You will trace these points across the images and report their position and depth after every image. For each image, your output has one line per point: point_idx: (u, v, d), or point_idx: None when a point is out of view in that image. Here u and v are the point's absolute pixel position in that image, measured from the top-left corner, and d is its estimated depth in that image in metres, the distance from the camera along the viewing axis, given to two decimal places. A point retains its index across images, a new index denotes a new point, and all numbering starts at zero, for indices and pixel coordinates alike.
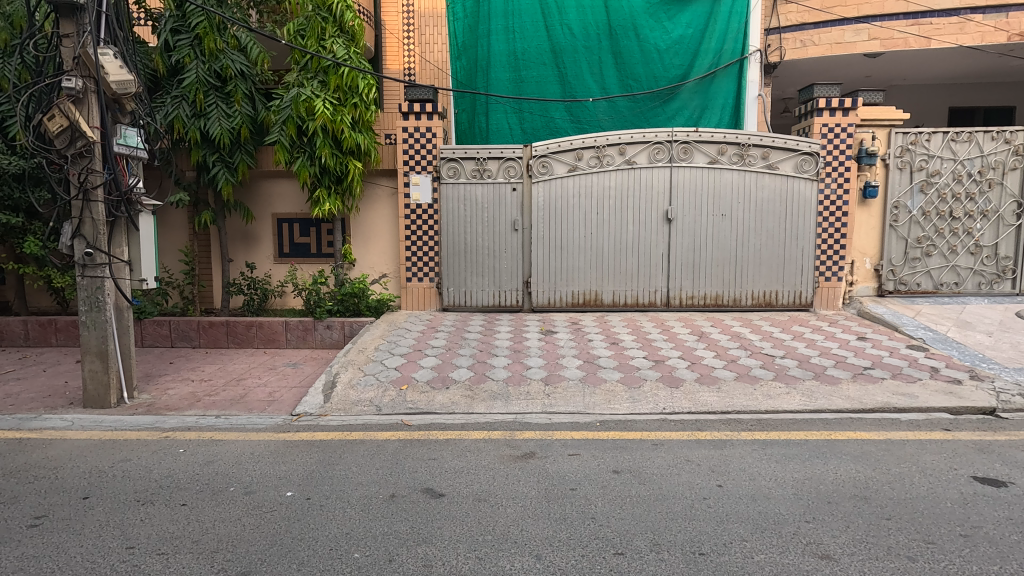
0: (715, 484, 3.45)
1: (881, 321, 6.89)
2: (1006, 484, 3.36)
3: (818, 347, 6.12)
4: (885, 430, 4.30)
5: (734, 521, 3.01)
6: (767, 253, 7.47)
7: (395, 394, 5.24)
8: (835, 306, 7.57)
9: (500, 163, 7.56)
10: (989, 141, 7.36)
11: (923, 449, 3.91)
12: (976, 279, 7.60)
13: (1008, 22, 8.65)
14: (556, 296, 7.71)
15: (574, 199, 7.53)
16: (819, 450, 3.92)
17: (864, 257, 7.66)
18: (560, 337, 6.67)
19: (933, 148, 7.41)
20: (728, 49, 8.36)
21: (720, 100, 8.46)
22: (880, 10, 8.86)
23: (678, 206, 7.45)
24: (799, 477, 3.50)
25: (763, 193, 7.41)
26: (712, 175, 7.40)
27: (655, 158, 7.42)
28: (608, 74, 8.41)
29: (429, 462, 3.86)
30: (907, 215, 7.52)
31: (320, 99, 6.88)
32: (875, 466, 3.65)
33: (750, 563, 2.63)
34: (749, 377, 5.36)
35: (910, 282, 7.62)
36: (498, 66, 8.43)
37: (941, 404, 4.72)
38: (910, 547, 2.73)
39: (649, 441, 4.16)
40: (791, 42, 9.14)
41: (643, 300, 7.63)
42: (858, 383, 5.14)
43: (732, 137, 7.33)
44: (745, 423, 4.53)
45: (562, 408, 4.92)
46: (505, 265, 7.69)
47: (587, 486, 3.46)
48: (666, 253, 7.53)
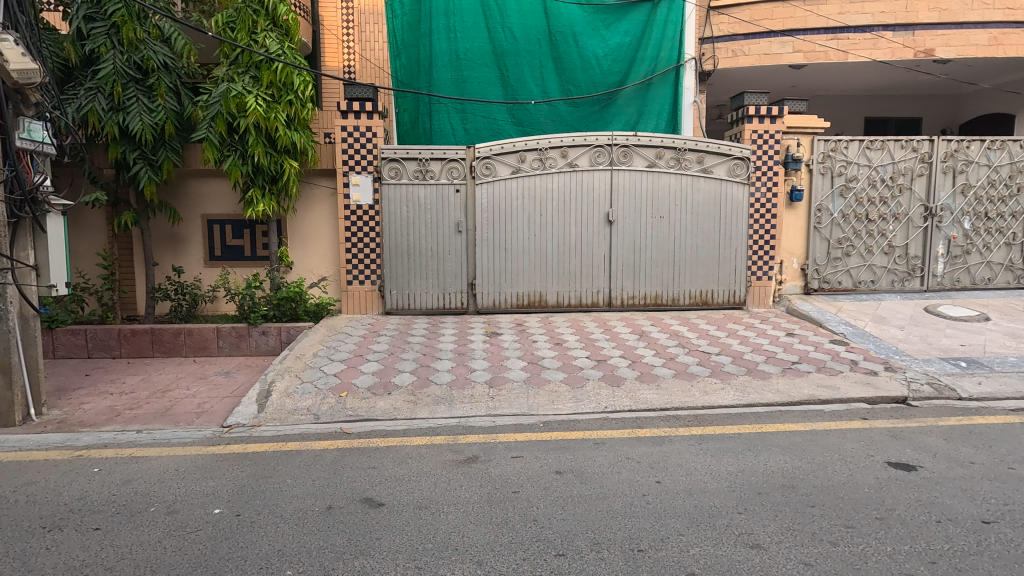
0: (654, 480, 3.54)
1: (808, 317, 7.30)
2: (916, 468, 3.61)
3: (751, 344, 6.40)
4: (810, 421, 4.54)
5: (673, 516, 3.08)
6: (704, 253, 7.75)
7: (334, 401, 5.07)
8: (766, 305, 7.95)
9: (442, 164, 7.49)
10: (899, 150, 7.93)
11: (844, 439, 4.14)
12: (890, 277, 8.16)
13: (915, 40, 9.34)
14: (501, 297, 7.70)
15: (518, 200, 7.55)
16: (751, 443, 4.09)
17: (792, 257, 8.10)
18: (505, 339, 6.65)
19: (851, 156, 7.91)
20: (664, 57, 8.64)
21: (658, 106, 8.72)
22: (803, 24, 9.39)
23: (619, 208, 7.61)
24: (732, 471, 3.63)
25: (699, 196, 7.67)
26: (650, 177, 7.61)
27: (595, 160, 7.55)
28: (549, 78, 8.49)
29: (369, 471, 3.75)
30: (829, 217, 7.99)
31: (252, 95, 6.56)
32: (802, 456, 3.84)
33: (687, 557, 2.70)
34: (686, 374, 5.53)
35: (833, 280, 8.12)
36: (441, 66, 8.36)
37: (860, 394, 5.04)
38: (832, 532, 2.88)
39: (591, 441, 4.21)
40: (724, 51, 9.53)
41: (586, 301, 7.75)
42: (787, 378, 5.41)
43: (669, 141, 7.56)
44: (683, 419, 4.67)
45: (506, 411, 4.90)
46: (449, 266, 7.62)
47: (530, 488, 3.46)
48: (608, 255, 7.68)
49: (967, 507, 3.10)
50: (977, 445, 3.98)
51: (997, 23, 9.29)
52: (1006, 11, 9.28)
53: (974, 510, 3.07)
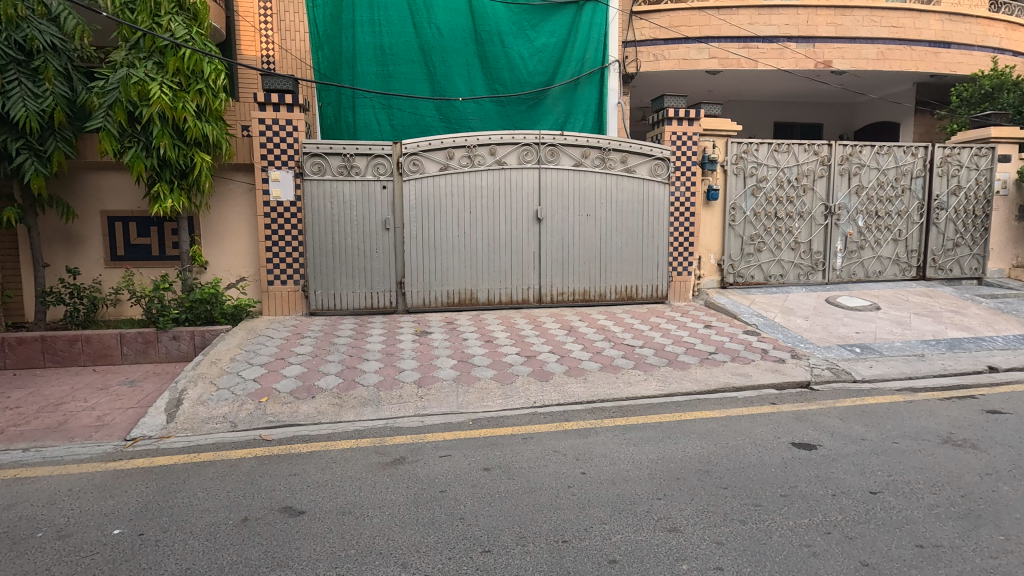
0: (579, 471, 3.62)
1: (724, 309, 7.72)
2: (816, 447, 3.91)
3: (672, 336, 6.70)
4: (725, 407, 4.81)
5: (596, 506, 3.17)
6: (628, 250, 8.01)
7: (252, 407, 4.82)
8: (686, 298, 8.36)
9: (368, 160, 7.30)
10: (803, 153, 8.54)
11: (754, 423, 4.42)
12: (796, 271, 8.78)
13: (815, 52, 10.10)
14: (430, 296, 7.61)
15: (446, 197, 7.49)
16: (671, 431, 4.28)
17: (709, 253, 8.53)
18: (434, 337, 6.59)
19: (761, 158, 8.44)
20: (590, 58, 8.83)
21: (584, 106, 8.92)
22: (717, 32, 9.92)
23: (547, 206, 7.72)
24: (652, 458, 3.78)
25: (623, 195, 7.92)
26: (577, 176, 7.77)
27: (523, 159, 7.62)
28: (476, 76, 8.48)
29: (289, 479, 3.60)
30: (742, 215, 8.48)
31: (156, 82, 6.10)
32: (716, 441, 4.06)
33: (609, 544, 2.79)
34: (611, 367, 5.72)
35: (746, 274, 8.64)
36: (365, 59, 8.17)
37: (769, 380, 5.40)
38: (741, 511, 3.06)
39: (519, 435, 4.26)
40: (646, 55, 9.94)
41: (517, 298, 7.82)
42: (704, 367, 5.71)
43: (595, 141, 7.75)
44: (608, 411, 4.81)
45: (435, 410, 4.85)
46: (376, 264, 7.44)
47: (457, 486, 3.45)
48: (537, 252, 7.77)
49: (858, 480, 3.39)
50: (868, 423, 4.36)
51: (884, 39, 10.21)
52: (891, 29, 10.20)
53: (862, 482, 3.36)
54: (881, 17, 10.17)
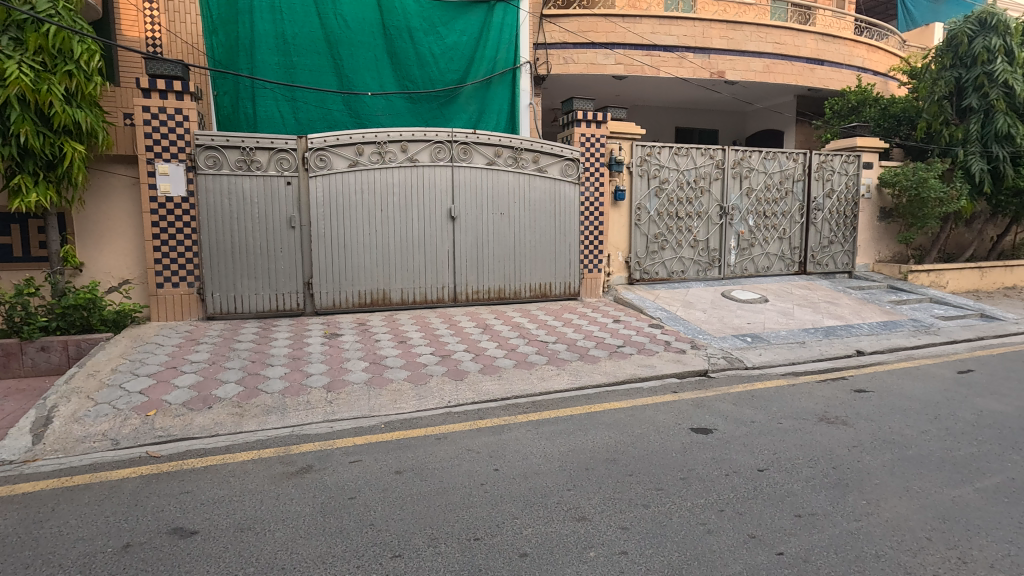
0: (492, 468, 3.64)
1: (632, 304, 8.09)
2: (712, 431, 4.20)
3: (583, 331, 6.92)
4: (631, 398, 5.04)
5: (508, 501, 3.20)
6: (541, 249, 8.17)
7: (138, 422, 4.41)
8: (597, 295, 8.66)
9: (270, 154, 6.90)
10: (700, 156, 9.12)
11: (657, 412, 4.66)
12: (696, 267, 9.37)
13: (710, 62, 10.83)
14: (341, 297, 7.34)
15: (356, 195, 7.25)
16: (582, 423, 4.42)
17: (618, 251, 8.90)
18: (345, 339, 6.36)
19: (663, 160, 8.92)
20: (501, 58, 8.89)
21: (497, 106, 8.97)
22: (622, 39, 10.36)
23: (460, 205, 7.69)
24: (563, 451, 3.88)
25: (535, 194, 8.06)
26: (490, 175, 7.80)
27: (436, 156, 7.54)
28: (386, 71, 8.28)
29: (180, 497, 3.32)
30: (647, 215, 8.93)
31: (13, 61, 5.39)
32: (623, 431, 4.24)
33: (520, 538, 2.82)
34: (525, 363, 5.81)
35: (652, 271, 9.10)
36: (265, 48, 7.73)
37: (672, 370, 5.73)
38: (644, 496, 3.22)
39: (433, 436, 4.21)
40: (556, 58, 10.19)
41: (432, 297, 7.73)
42: (613, 360, 5.96)
43: (507, 141, 7.82)
44: (522, 407, 4.88)
45: (345, 414, 4.68)
46: (281, 265, 7.06)
47: (366, 492, 3.34)
48: (451, 250, 7.72)
49: (748, 459, 3.68)
50: (756, 407, 4.75)
51: (769, 54, 11.15)
52: (774, 44, 11.16)
53: (751, 461, 3.66)
54: (766, 33, 11.10)
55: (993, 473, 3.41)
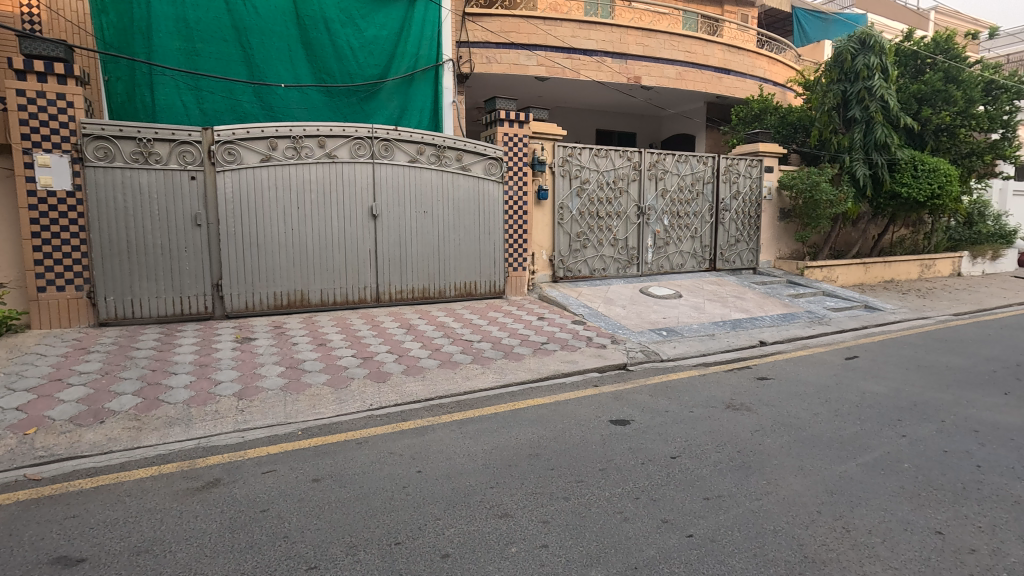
0: (415, 470, 3.59)
1: (556, 302, 8.25)
2: (629, 422, 4.36)
3: (507, 329, 6.97)
4: (554, 393, 5.14)
5: (430, 503, 3.16)
6: (466, 247, 8.14)
7: (15, 442, 3.95)
8: (522, 293, 8.75)
9: (170, 147, 6.41)
10: (619, 158, 9.45)
11: (579, 406, 4.78)
12: (616, 264, 9.70)
13: (628, 67, 11.25)
14: (254, 299, 6.95)
15: (270, 192, 6.90)
16: (506, 420, 4.45)
17: (541, 249, 9.04)
18: (258, 344, 6.02)
19: (584, 161, 9.16)
20: (423, 55, 8.76)
21: (419, 103, 8.82)
22: (544, 41, 10.52)
23: (382, 202, 7.51)
24: (487, 449, 3.88)
25: (459, 193, 8.01)
26: (412, 173, 7.67)
27: (356, 153, 7.31)
28: (300, 63, 7.93)
29: (64, 523, 3.01)
30: (569, 214, 9.14)
31: None
32: (546, 426, 4.31)
33: (442, 539, 2.80)
34: (450, 363, 5.78)
35: (574, 269, 9.33)
36: (163, 32, 7.18)
37: (593, 365, 5.91)
38: (565, 489, 3.30)
39: (353, 441, 4.08)
40: (479, 57, 10.21)
41: (353, 298, 7.49)
42: (537, 357, 6.06)
43: (429, 138, 7.73)
44: (446, 407, 4.84)
45: (258, 423, 4.43)
46: (186, 265, 6.59)
47: (281, 503, 3.19)
48: (373, 249, 7.52)
49: (662, 447, 3.87)
50: (670, 397, 4.99)
51: (681, 61, 11.74)
52: (686, 53, 11.76)
53: (665, 449, 3.84)
54: (678, 42, 11.67)
55: (873, 449, 3.78)
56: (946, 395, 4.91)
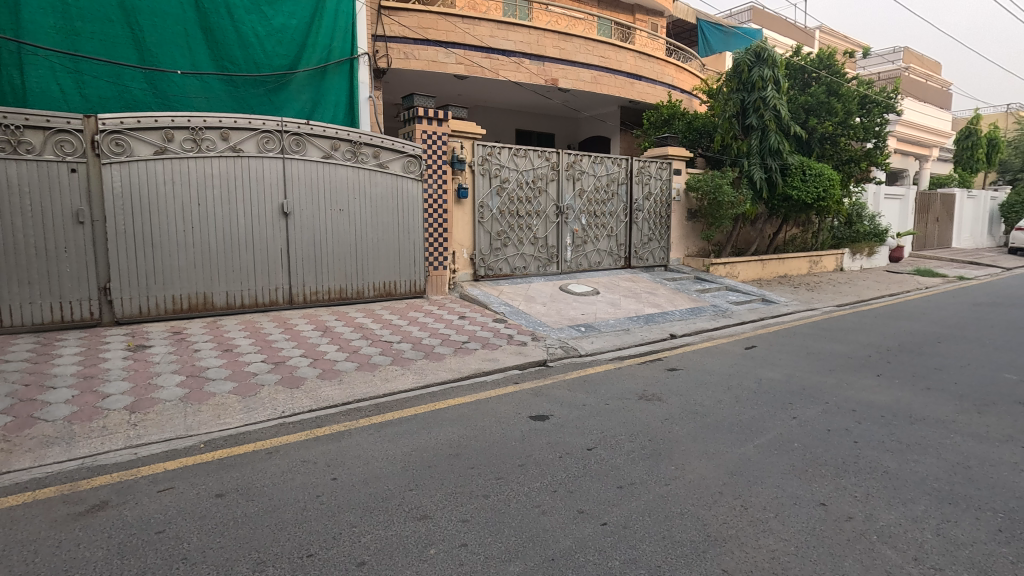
0: (330, 477, 3.46)
1: (477, 300, 8.25)
2: (548, 417, 4.46)
3: (428, 329, 6.89)
4: (475, 392, 5.15)
5: (346, 510, 3.06)
6: (384, 246, 7.95)
7: None
8: (444, 292, 8.67)
9: (45, 136, 5.79)
10: (538, 158, 9.61)
11: (499, 404, 4.81)
12: (536, 262, 9.86)
13: (545, 70, 11.46)
14: (150, 303, 6.41)
15: (166, 187, 6.39)
16: (426, 421, 4.39)
17: (462, 248, 9.02)
18: (154, 351, 5.55)
19: (503, 160, 9.22)
20: (337, 46, 8.43)
21: (333, 97, 8.51)
22: (462, 39, 10.49)
23: (294, 199, 7.16)
24: (406, 451, 3.82)
25: (376, 191, 7.80)
26: (326, 169, 7.38)
27: (263, 147, 6.92)
28: (199, 49, 7.41)
29: None
30: (489, 213, 9.17)
31: None
32: (466, 425, 4.31)
33: (359, 546, 2.72)
34: (368, 365, 5.62)
35: (495, 267, 9.37)
36: (34, 6, 6.44)
37: (514, 362, 5.97)
38: (485, 486, 3.31)
39: (262, 451, 3.86)
40: (396, 52, 10.03)
41: (263, 300, 7.09)
42: (458, 356, 6.04)
43: (344, 134, 7.46)
44: (363, 410, 4.70)
45: (153, 437, 4.07)
46: (67, 267, 5.97)
47: (180, 522, 2.96)
48: (284, 249, 7.15)
49: (579, 440, 3.98)
50: (587, 391, 5.15)
51: (596, 66, 12.13)
52: (600, 58, 12.17)
53: (582, 441, 3.95)
54: (593, 47, 12.05)
55: (768, 431, 4.11)
56: (830, 378, 5.43)
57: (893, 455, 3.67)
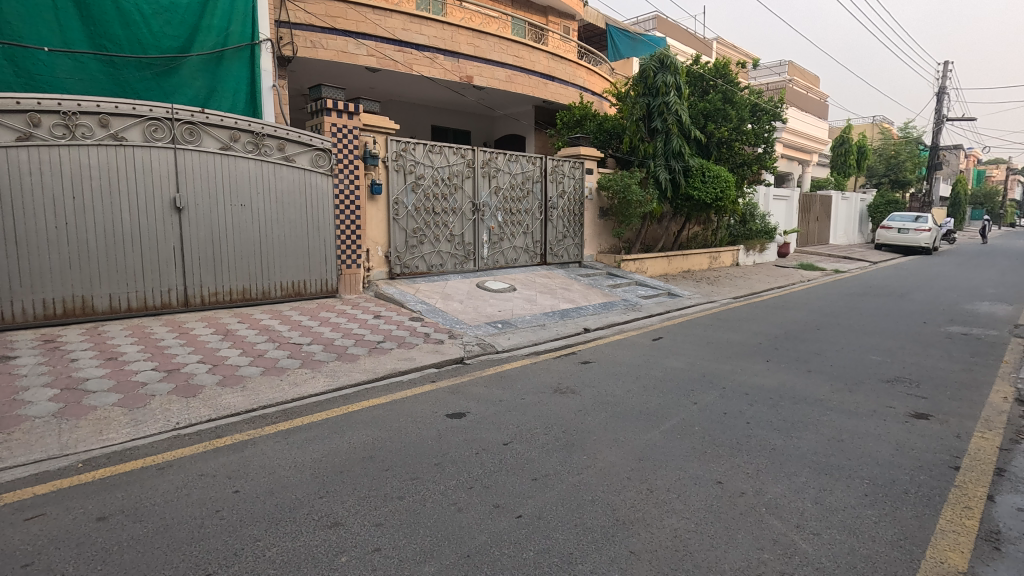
0: (232, 490, 3.24)
1: (393, 299, 8.06)
2: (465, 414, 4.45)
3: (341, 329, 6.65)
4: (390, 392, 5.03)
5: (249, 524, 2.88)
6: (291, 244, 7.55)
7: None
8: (357, 291, 8.38)
9: None
10: (453, 155, 9.54)
11: (415, 403, 4.74)
12: (453, 259, 9.80)
13: (459, 66, 11.41)
14: (15, 308, 5.69)
15: (33, 177, 5.71)
16: (338, 425, 4.24)
17: (376, 245, 8.77)
18: (21, 362, 4.93)
19: (417, 156, 9.06)
20: (236, 31, 7.91)
21: (232, 84, 7.99)
22: (373, 30, 10.20)
23: (187, 193, 6.62)
24: (316, 457, 3.66)
25: (282, 185, 7.40)
26: (225, 161, 6.89)
27: (151, 136, 6.36)
28: (72, 25, 6.75)
29: None
30: (404, 210, 8.98)
31: None
32: (381, 427, 4.21)
33: (262, 561, 2.58)
34: (275, 369, 5.33)
35: (411, 265, 9.22)
36: None
37: (430, 361, 5.91)
38: (399, 488, 3.25)
39: (153, 467, 3.55)
40: (302, 40, 9.57)
41: (154, 303, 6.50)
42: (372, 357, 5.88)
43: (244, 124, 7.01)
44: (270, 417, 4.45)
45: (20, 460, 3.61)
46: None
47: (52, 552, 2.64)
48: (178, 247, 6.60)
49: (495, 435, 4.02)
50: (504, 386, 5.21)
51: (510, 65, 12.24)
52: (514, 57, 12.29)
53: (498, 437, 3.99)
54: (507, 46, 12.15)
55: (672, 416, 4.36)
56: (726, 365, 5.86)
57: (780, 433, 4.02)
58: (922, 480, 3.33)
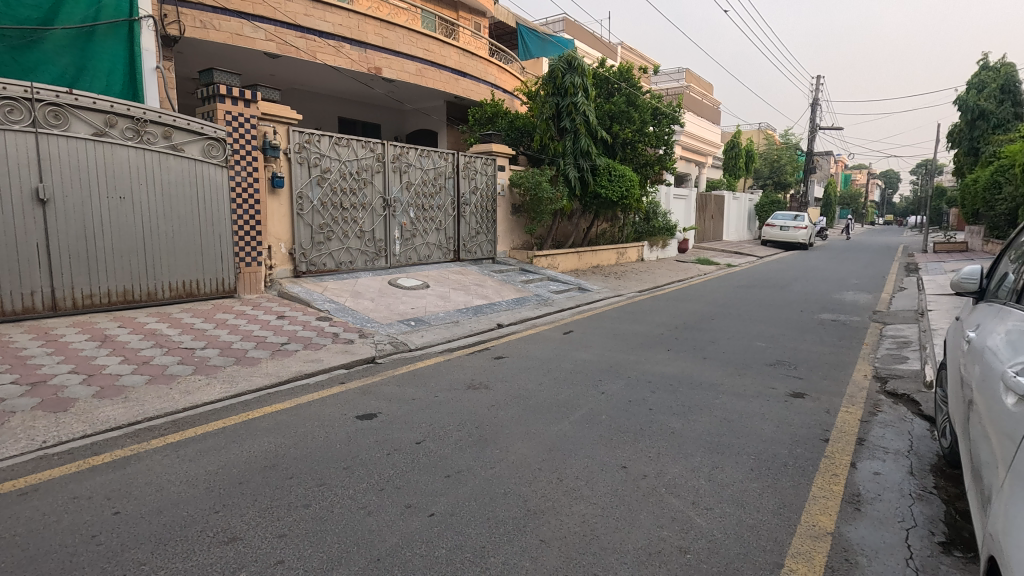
0: (111, 512, 2.94)
1: (298, 298, 7.68)
2: (375, 415, 4.34)
3: (240, 331, 6.23)
4: (296, 396, 4.79)
5: (132, 548, 2.62)
6: (181, 240, 6.96)
7: None
8: (258, 290, 7.89)
9: None
10: (361, 148, 9.22)
11: (322, 406, 4.55)
12: (363, 257, 9.49)
13: (367, 57, 11.04)
14: None
15: None
16: (237, 433, 3.98)
17: (279, 242, 8.30)
18: None
19: (323, 149, 8.67)
20: (109, 4, 7.14)
21: (107, 63, 7.22)
22: (272, 14, 9.63)
23: (53, 183, 5.90)
24: (211, 470, 3.41)
25: (168, 176, 6.79)
26: (99, 148, 6.22)
27: (5, 117, 5.60)
28: None
29: None
30: (309, 205, 8.56)
31: None
32: (285, 433, 4.00)
33: None
34: (163, 377, 4.89)
35: (318, 262, 8.81)
36: None
37: (339, 361, 5.70)
38: (305, 496, 3.10)
39: (13, 493, 3.13)
40: (190, 19, 8.86)
41: (13, 307, 5.73)
42: (275, 359, 5.56)
43: (122, 108, 6.36)
44: (157, 429, 4.08)
45: None
46: None
47: None
48: (42, 244, 5.86)
49: (408, 434, 3.95)
50: (416, 384, 5.14)
51: (420, 58, 12.03)
52: (424, 51, 12.08)
53: (411, 436, 3.93)
54: (417, 39, 11.92)
55: (581, 407, 4.52)
56: (631, 355, 6.16)
57: (678, 417, 4.29)
58: (799, 453, 3.69)
